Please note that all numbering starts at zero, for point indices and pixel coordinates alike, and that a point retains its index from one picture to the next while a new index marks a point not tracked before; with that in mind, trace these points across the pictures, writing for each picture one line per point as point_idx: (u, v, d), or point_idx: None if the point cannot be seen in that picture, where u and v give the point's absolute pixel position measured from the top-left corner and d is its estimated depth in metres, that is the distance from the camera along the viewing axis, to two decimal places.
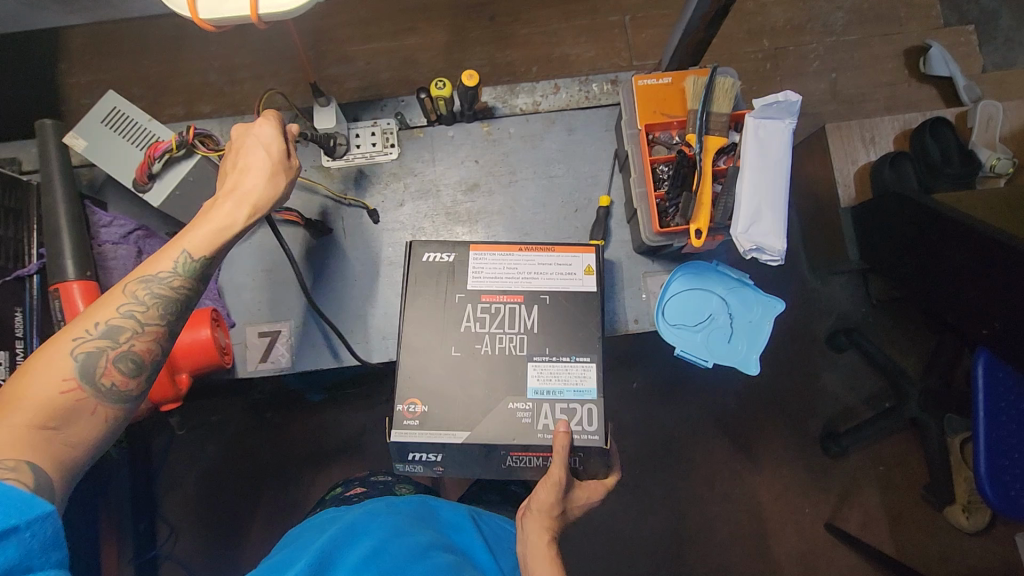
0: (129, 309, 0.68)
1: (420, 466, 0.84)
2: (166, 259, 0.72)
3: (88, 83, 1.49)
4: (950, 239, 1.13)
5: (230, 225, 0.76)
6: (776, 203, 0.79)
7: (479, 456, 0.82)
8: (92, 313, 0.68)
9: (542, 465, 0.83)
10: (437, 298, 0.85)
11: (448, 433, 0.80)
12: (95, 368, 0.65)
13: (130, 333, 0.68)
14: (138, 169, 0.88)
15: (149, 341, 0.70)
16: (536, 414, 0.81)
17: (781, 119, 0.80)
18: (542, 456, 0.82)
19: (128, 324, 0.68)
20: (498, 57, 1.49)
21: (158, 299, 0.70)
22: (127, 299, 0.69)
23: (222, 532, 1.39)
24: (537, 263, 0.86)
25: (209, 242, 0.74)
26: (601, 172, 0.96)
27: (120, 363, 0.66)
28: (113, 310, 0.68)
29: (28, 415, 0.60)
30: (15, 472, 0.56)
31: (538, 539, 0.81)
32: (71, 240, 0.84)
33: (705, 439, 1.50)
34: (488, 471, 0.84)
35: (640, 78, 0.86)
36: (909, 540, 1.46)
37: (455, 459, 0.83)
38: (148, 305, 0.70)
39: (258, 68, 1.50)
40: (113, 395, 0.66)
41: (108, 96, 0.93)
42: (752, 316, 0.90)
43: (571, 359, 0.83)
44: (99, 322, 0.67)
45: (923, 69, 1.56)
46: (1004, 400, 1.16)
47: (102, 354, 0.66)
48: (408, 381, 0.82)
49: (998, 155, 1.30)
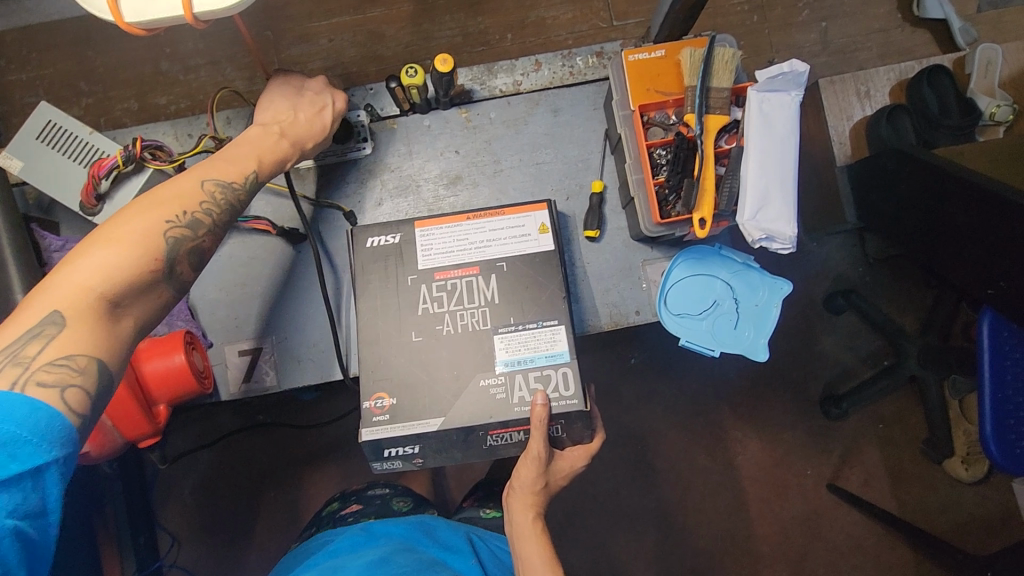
0: (206, 207, 0.68)
1: (400, 461, 0.78)
2: (238, 170, 0.73)
3: (30, 78, 1.37)
4: (955, 196, 1.08)
5: (283, 162, 0.79)
6: (786, 186, 0.74)
7: (458, 442, 0.76)
8: (173, 197, 0.66)
9: (525, 440, 0.78)
10: (388, 284, 0.79)
11: (421, 423, 0.75)
12: (175, 255, 0.65)
13: (206, 230, 0.68)
14: (83, 191, 0.79)
15: (213, 242, 0.70)
16: (510, 388, 0.75)
17: (787, 91, 0.75)
18: (523, 430, 0.76)
19: (205, 221, 0.68)
20: (471, 25, 1.39)
21: (228, 205, 0.71)
22: (203, 195, 0.69)
23: (222, 538, 1.36)
24: (489, 230, 0.80)
25: (271, 172, 0.77)
26: (592, 156, 0.90)
27: (192, 256, 0.67)
28: (193, 202, 0.68)
29: (110, 287, 0.59)
30: (81, 377, 0.55)
31: (523, 518, 0.81)
32: (20, 270, 0.76)
33: (707, 410, 1.48)
34: (470, 455, 0.78)
35: (631, 53, 0.78)
36: (910, 494, 1.47)
37: (434, 449, 0.77)
38: (221, 208, 0.70)
39: (213, 53, 1.39)
40: (176, 283, 0.66)
41: (43, 109, 0.84)
42: (758, 299, 0.85)
43: (538, 325, 0.77)
44: (181, 209, 0.66)
45: (917, 12, 1.49)
46: (1008, 359, 1.14)
47: (184, 240, 0.66)
48: (373, 375, 0.76)
49: (997, 102, 1.26)
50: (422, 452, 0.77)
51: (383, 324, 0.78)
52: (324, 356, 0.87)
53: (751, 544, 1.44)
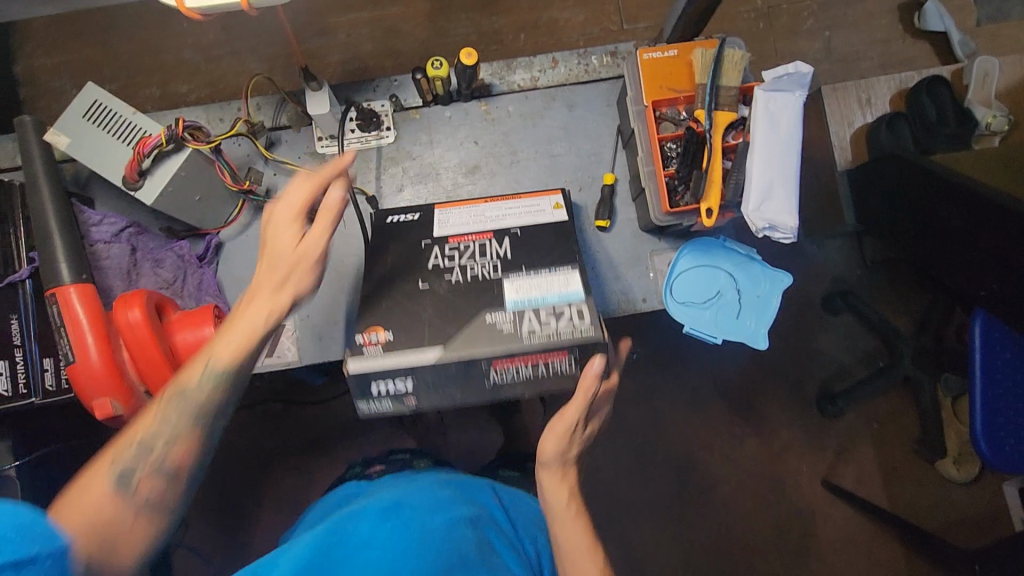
0: (160, 424, 0.66)
1: (389, 400, 0.78)
2: (195, 369, 0.68)
3: (57, 64, 1.42)
4: (955, 202, 1.12)
5: (255, 335, 0.69)
6: (789, 180, 0.78)
7: (459, 375, 0.76)
8: (132, 428, 0.66)
9: (530, 376, 0.77)
10: (404, 245, 0.82)
11: (417, 354, 0.75)
12: (130, 479, 0.63)
13: (165, 445, 0.66)
14: (127, 166, 0.80)
15: (186, 450, 0.67)
16: (518, 322, 0.76)
17: (792, 91, 0.79)
18: (530, 364, 0.77)
19: (161, 438, 0.66)
20: (486, 24, 1.44)
21: (191, 411, 0.67)
22: (162, 414, 0.67)
23: (231, 517, 1.40)
24: (504, 207, 0.85)
25: (234, 351, 0.68)
26: (604, 150, 0.94)
27: (154, 475, 0.64)
28: (148, 424, 0.66)
29: (82, 516, 0.60)
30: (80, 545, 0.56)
31: (558, 501, 0.82)
32: (65, 241, 0.79)
33: (706, 404, 1.52)
34: (469, 393, 0.79)
35: (645, 52, 0.82)
36: (902, 492, 1.51)
37: (429, 385, 0.77)
38: (180, 420, 0.67)
39: (235, 44, 1.43)
40: (149, 506, 0.64)
41: (88, 88, 0.86)
42: (760, 290, 0.89)
43: (552, 271, 0.79)
44: (137, 437, 0.66)
45: (918, 24, 1.53)
46: (999, 358, 1.18)
47: (138, 468, 0.64)
48: (376, 313, 0.78)
49: (993, 112, 1.30)
50: (415, 390, 0.77)
51: (391, 293, 0.79)
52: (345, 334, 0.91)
53: (745, 537, 1.49)
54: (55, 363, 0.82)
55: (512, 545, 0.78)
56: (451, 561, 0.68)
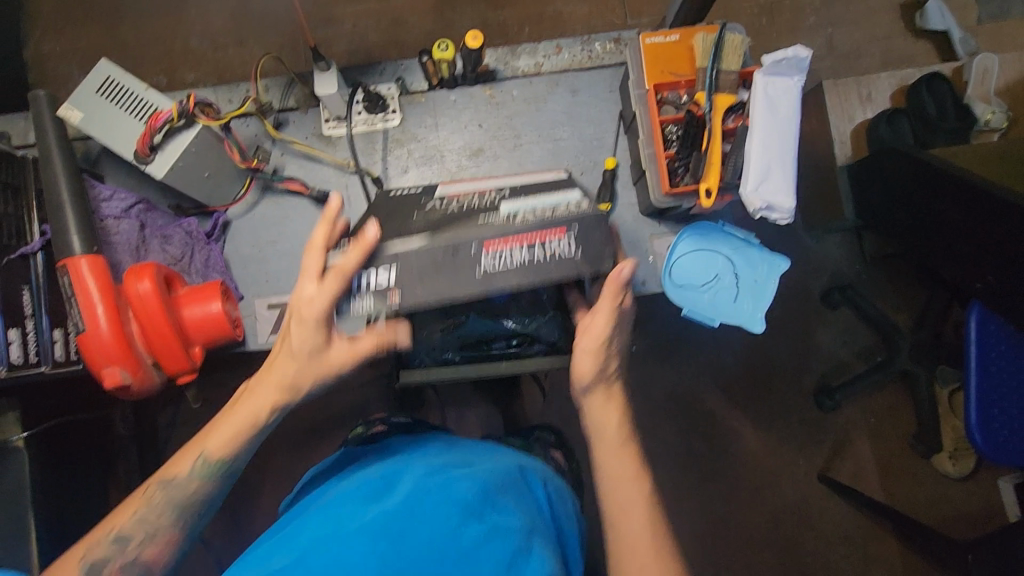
0: (141, 515, 0.72)
1: (372, 297, 0.71)
2: (183, 464, 0.74)
3: (65, 51, 1.43)
4: (950, 196, 1.14)
5: (254, 422, 0.75)
6: (787, 163, 0.79)
7: (448, 264, 0.69)
8: (114, 516, 0.72)
9: (525, 263, 0.68)
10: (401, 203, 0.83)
11: (402, 242, 0.70)
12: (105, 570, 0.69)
13: (143, 540, 0.71)
14: (138, 140, 0.81)
15: (159, 548, 0.72)
16: (510, 212, 0.71)
17: (792, 75, 0.80)
18: (524, 250, 0.68)
19: (139, 531, 0.71)
20: (490, 17, 1.45)
21: (171, 505, 0.73)
22: (144, 505, 0.73)
23: (232, 501, 1.41)
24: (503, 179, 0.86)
25: (225, 444, 0.74)
26: (606, 135, 0.96)
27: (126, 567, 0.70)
28: (128, 515, 0.72)
29: None
30: None
31: (608, 419, 0.81)
32: (77, 214, 0.81)
33: (703, 396, 1.53)
34: (460, 285, 0.68)
35: (648, 36, 0.84)
36: (898, 487, 1.52)
37: (415, 276, 0.69)
38: (160, 513, 0.73)
39: (242, 33, 1.45)
40: None
41: (101, 64, 0.87)
42: (757, 275, 0.90)
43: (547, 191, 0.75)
44: (117, 522, 0.72)
45: (919, 22, 1.55)
46: (994, 351, 1.18)
47: (114, 558, 0.70)
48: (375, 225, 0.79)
49: (993, 108, 1.31)
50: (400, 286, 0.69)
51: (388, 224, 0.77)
52: None
53: (741, 528, 1.50)
54: (64, 334, 0.85)
55: (521, 498, 0.67)
56: (450, 509, 0.58)
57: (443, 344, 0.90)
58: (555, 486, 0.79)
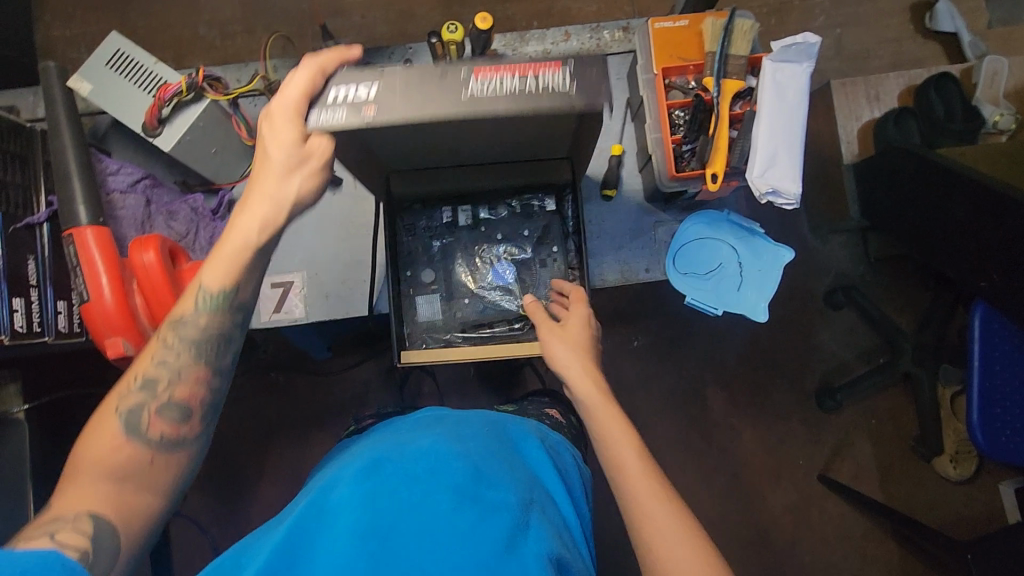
0: (162, 357, 0.64)
1: (346, 110, 0.60)
2: (187, 300, 0.66)
3: (75, 35, 1.44)
4: (957, 193, 1.13)
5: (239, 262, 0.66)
6: (792, 150, 0.80)
7: (432, 77, 0.58)
8: (131, 369, 0.65)
9: (513, 91, 0.58)
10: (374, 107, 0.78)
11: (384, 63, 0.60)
12: (140, 421, 0.61)
13: (171, 381, 0.64)
14: (148, 112, 0.85)
15: (190, 386, 0.64)
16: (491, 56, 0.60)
17: (800, 62, 0.81)
18: (514, 77, 0.58)
19: (164, 373, 0.64)
20: (499, 10, 1.45)
21: (191, 341, 0.65)
22: (160, 346, 0.65)
23: (229, 487, 1.41)
24: None
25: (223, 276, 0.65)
26: (613, 122, 0.96)
27: (163, 413, 0.62)
28: (146, 361, 0.64)
29: (100, 469, 0.58)
30: (77, 527, 0.53)
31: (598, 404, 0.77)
32: (83, 185, 0.81)
33: (704, 394, 1.53)
34: (443, 101, 0.58)
35: (656, 21, 0.85)
36: (899, 489, 1.51)
37: (396, 89, 0.59)
38: (183, 350, 0.65)
39: (250, 22, 1.45)
40: (166, 443, 0.62)
41: (113, 37, 0.89)
42: (762, 265, 0.91)
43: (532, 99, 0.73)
44: (136, 374, 0.64)
45: (929, 24, 1.54)
46: (997, 351, 1.17)
47: (147, 405, 0.62)
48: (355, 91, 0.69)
49: (1001, 111, 1.30)
50: (379, 96, 0.59)
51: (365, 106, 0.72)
52: (353, 294, 0.93)
53: (740, 527, 1.49)
54: (67, 306, 0.87)
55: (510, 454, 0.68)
56: (443, 497, 0.56)
57: (445, 325, 0.92)
58: (554, 445, 0.79)
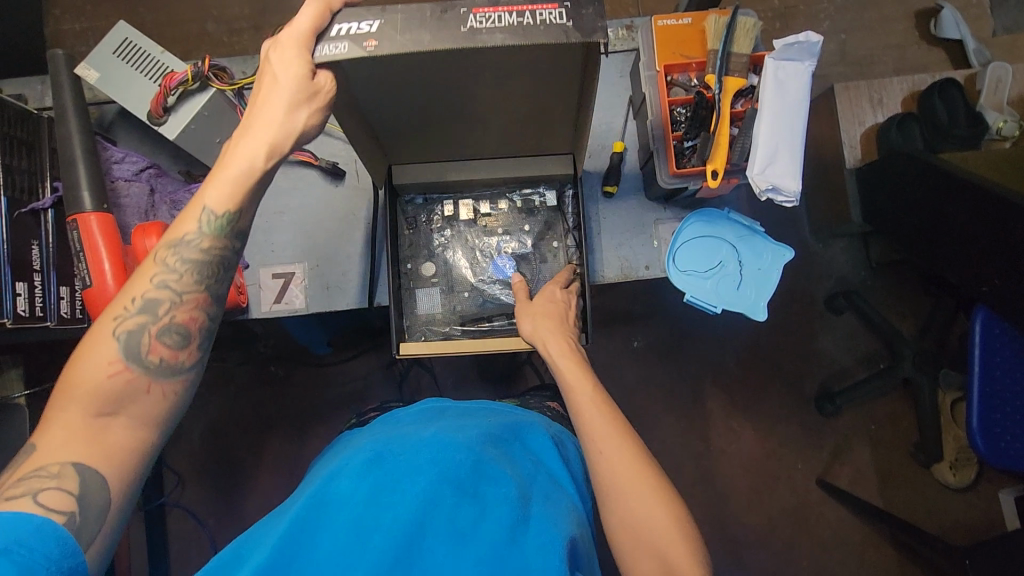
0: (161, 279, 0.61)
1: (347, 43, 0.59)
2: (189, 220, 0.63)
3: (84, 29, 1.45)
4: (960, 196, 1.13)
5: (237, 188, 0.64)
6: (793, 148, 0.80)
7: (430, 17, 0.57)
8: (126, 288, 0.61)
9: (516, 27, 0.57)
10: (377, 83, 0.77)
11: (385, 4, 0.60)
12: (140, 346, 0.59)
13: (171, 304, 0.61)
14: (153, 101, 0.86)
15: (190, 311, 0.62)
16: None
17: (801, 60, 0.81)
18: (517, 14, 0.57)
19: (164, 294, 0.61)
20: None
21: (192, 264, 0.62)
22: (159, 266, 0.62)
23: (227, 480, 1.41)
24: None
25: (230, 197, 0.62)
26: (615, 120, 0.96)
27: (164, 336, 0.60)
28: (145, 281, 0.61)
29: (92, 400, 0.56)
30: (58, 478, 0.53)
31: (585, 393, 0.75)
32: (88, 171, 0.82)
33: (703, 395, 1.53)
34: (441, 37, 0.56)
35: (659, 19, 0.86)
36: (897, 495, 1.50)
37: (397, 26, 0.58)
38: (184, 272, 0.62)
39: (258, 18, 1.47)
40: (166, 372, 0.61)
41: (119, 26, 0.90)
42: (762, 264, 0.91)
43: None
44: (132, 297, 0.61)
45: (934, 31, 1.54)
46: (998, 356, 1.17)
47: (146, 327, 0.60)
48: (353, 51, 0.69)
49: (1005, 117, 1.30)
50: (380, 31, 0.58)
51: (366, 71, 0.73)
52: (353, 285, 0.94)
53: (737, 530, 1.49)
54: (69, 292, 0.88)
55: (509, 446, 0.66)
56: (445, 494, 0.54)
57: (445, 318, 0.92)
58: (559, 434, 0.77)
